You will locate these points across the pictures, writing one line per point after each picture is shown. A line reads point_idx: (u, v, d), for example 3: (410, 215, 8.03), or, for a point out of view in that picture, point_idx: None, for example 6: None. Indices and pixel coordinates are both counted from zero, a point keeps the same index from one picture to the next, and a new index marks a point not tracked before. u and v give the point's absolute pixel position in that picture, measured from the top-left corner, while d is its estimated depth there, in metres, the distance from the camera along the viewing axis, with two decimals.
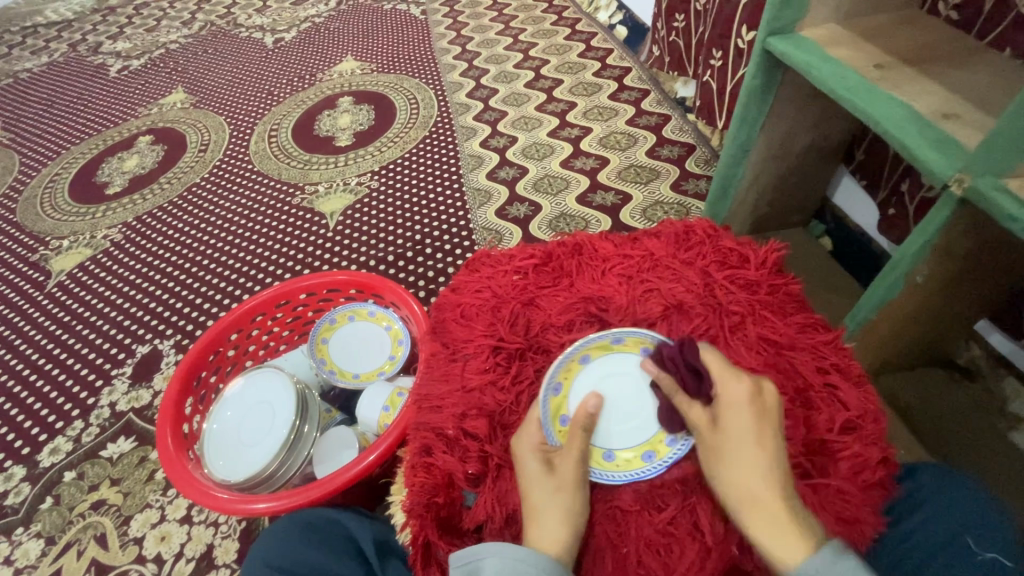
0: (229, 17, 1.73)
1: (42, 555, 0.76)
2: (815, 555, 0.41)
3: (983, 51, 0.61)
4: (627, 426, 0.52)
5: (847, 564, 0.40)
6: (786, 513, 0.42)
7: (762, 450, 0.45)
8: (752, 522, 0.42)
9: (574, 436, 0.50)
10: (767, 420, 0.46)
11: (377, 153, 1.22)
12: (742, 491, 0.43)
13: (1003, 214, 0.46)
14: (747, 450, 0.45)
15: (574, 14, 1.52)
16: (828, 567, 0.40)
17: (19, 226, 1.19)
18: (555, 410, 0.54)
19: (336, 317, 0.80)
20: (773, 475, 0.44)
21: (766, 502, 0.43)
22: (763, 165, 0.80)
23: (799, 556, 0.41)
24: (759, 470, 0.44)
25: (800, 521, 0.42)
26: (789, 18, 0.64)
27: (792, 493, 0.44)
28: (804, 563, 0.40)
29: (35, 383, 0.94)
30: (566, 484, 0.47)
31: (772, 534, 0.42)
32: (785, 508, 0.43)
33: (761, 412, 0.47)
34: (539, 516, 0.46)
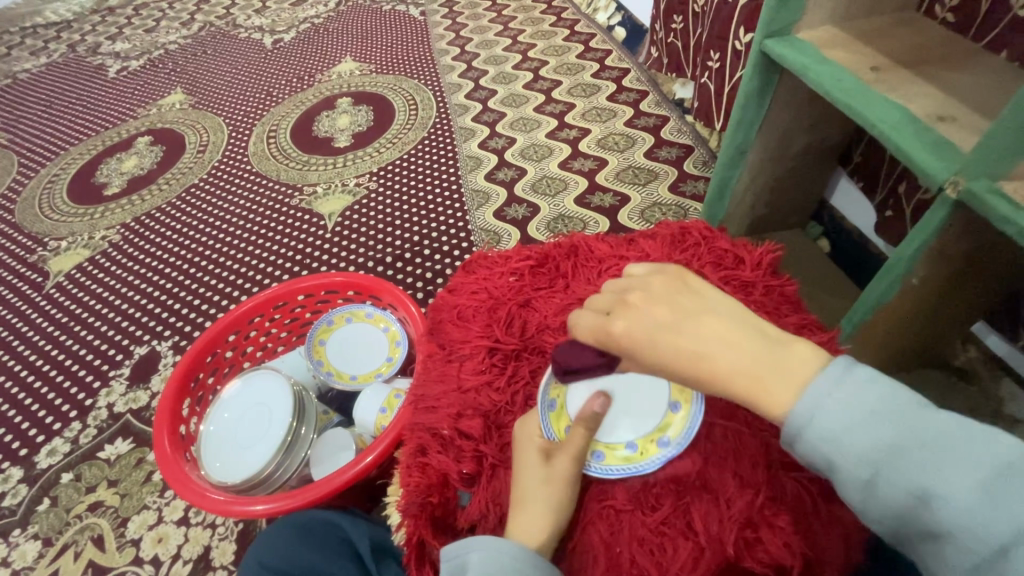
0: (228, 19, 1.73)
1: (39, 557, 0.76)
2: (810, 385, 0.37)
3: (980, 53, 0.61)
4: (644, 402, 0.52)
5: (849, 382, 0.37)
6: (764, 367, 0.38)
7: (693, 340, 0.40)
8: (751, 398, 0.38)
9: (575, 432, 0.48)
10: (670, 312, 0.42)
11: (375, 154, 1.22)
12: (715, 381, 0.39)
13: (998, 217, 0.46)
14: (680, 350, 0.40)
15: (573, 15, 1.52)
16: (827, 391, 0.36)
17: (18, 227, 1.19)
18: (614, 456, 0.50)
19: (333, 319, 0.80)
20: (723, 350, 0.39)
21: (742, 374, 0.38)
22: (760, 166, 0.80)
23: (800, 394, 0.37)
24: (709, 355, 0.39)
25: (778, 363, 0.38)
26: (785, 21, 0.64)
27: (750, 345, 0.39)
28: (805, 401, 0.37)
29: (33, 385, 0.94)
30: (557, 478, 0.47)
31: (767, 394, 0.38)
32: (759, 364, 0.38)
33: (657, 313, 0.42)
34: (525, 507, 0.46)
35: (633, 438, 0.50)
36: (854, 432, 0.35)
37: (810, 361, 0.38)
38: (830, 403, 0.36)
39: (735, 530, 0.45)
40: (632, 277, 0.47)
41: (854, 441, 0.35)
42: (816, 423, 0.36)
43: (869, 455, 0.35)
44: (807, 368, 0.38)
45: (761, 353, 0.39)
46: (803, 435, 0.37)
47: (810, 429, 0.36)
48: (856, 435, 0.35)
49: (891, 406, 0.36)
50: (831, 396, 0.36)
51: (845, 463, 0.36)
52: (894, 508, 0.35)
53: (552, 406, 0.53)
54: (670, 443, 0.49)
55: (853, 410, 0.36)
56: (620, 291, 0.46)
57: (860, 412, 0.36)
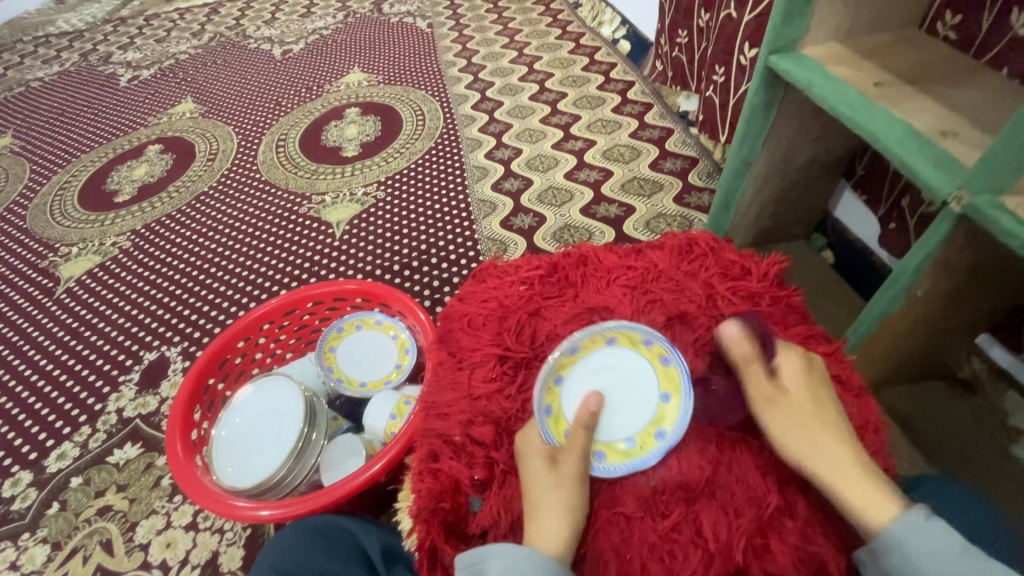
0: (238, 29, 1.76)
1: (48, 560, 0.76)
2: (905, 517, 0.42)
3: (982, 70, 0.63)
4: (635, 397, 0.55)
5: (931, 520, 0.42)
6: (865, 480, 0.45)
7: (822, 432, 0.47)
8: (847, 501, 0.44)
9: (574, 435, 0.51)
10: (824, 402, 0.50)
11: (383, 164, 1.23)
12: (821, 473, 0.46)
13: (1002, 231, 0.47)
14: (808, 432, 0.47)
15: (578, 29, 1.54)
16: (923, 525, 0.42)
17: (29, 233, 1.21)
18: (616, 453, 0.52)
19: (344, 326, 0.81)
20: (840, 453, 0.46)
21: (846, 475, 0.45)
22: (765, 179, 0.81)
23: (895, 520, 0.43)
24: (829, 450, 0.46)
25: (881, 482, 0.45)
26: (790, 37, 0.66)
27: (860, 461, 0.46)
28: (903, 524, 0.42)
29: (43, 389, 0.94)
30: (566, 478, 0.48)
31: (864, 503, 0.44)
32: (861, 475, 0.45)
33: (816, 391, 0.50)
34: (538, 509, 0.47)
35: (630, 434, 0.53)
36: (943, 564, 0.40)
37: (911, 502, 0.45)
38: (924, 536, 0.41)
39: (745, 538, 0.45)
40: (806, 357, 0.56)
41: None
42: (907, 546, 0.41)
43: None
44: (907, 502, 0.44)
45: (872, 470, 0.46)
46: (897, 549, 0.42)
47: (900, 550, 0.41)
48: (945, 566, 0.40)
49: (970, 551, 0.41)
50: (923, 529, 0.42)
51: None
52: None
53: (549, 411, 0.55)
54: (667, 432, 0.51)
55: (941, 545, 0.41)
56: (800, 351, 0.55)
57: (944, 547, 0.41)
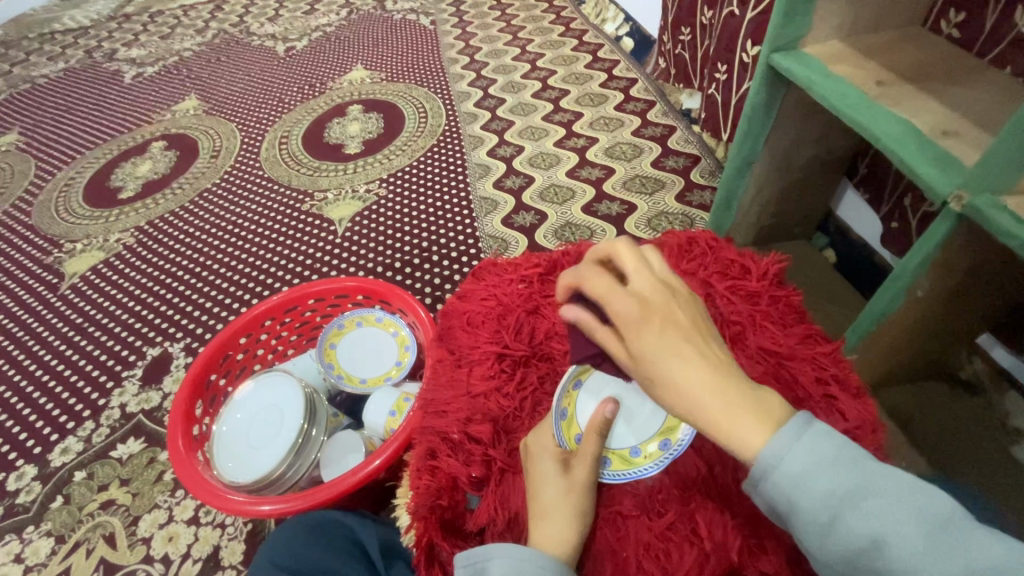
0: (242, 26, 1.76)
1: (51, 553, 0.77)
2: (781, 432, 0.36)
3: (985, 68, 0.62)
4: (648, 406, 0.53)
5: (807, 428, 0.37)
6: (745, 403, 0.37)
7: (689, 361, 0.37)
8: (720, 433, 0.37)
9: (588, 440, 0.49)
10: (672, 323, 0.39)
11: (385, 161, 1.24)
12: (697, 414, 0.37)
13: (1000, 231, 0.47)
14: (674, 365, 0.37)
15: (581, 26, 1.54)
16: (793, 442, 0.36)
17: (34, 229, 1.21)
18: (623, 461, 0.51)
19: (344, 323, 0.81)
20: (712, 384, 0.37)
21: (721, 406, 0.36)
22: (766, 178, 0.81)
23: (769, 437, 0.36)
24: (699, 379, 0.37)
25: (753, 401, 0.37)
26: (792, 35, 0.66)
27: (736, 378, 0.38)
28: (775, 445, 0.36)
29: (47, 384, 0.95)
30: (579, 486, 0.47)
31: (735, 435, 0.36)
32: (740, 400, 0.37)
33: (663, 315, 0.40)
34: (546, 514, 0.46)
35: (636, 443, 0.51)
36: (814, 481, 0.36)
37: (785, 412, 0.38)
38: (796, 453, 0.36)
39: (740, 537, 0.45)
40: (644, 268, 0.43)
41: (817, 490, 0.35)
42: (779, 469, 0.36)
43: (828, 503, 0.35)
44: (781, 415, 0.37)
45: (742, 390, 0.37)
46: (767, 477, 0.36)
47: (773, 476, 0.36)
48: (817, 480, 0.36)
49: (844, 455, 0.36)
50: (795, 447, 0.36)
51: (805, 506, 0.36)
52: (850, 552, 0.35)
53: (563, 415, 0.53)
54: (673, 444, 0.50)
55: (813, 457, 0.36)
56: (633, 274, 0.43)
57: (818, 458, 0.36)
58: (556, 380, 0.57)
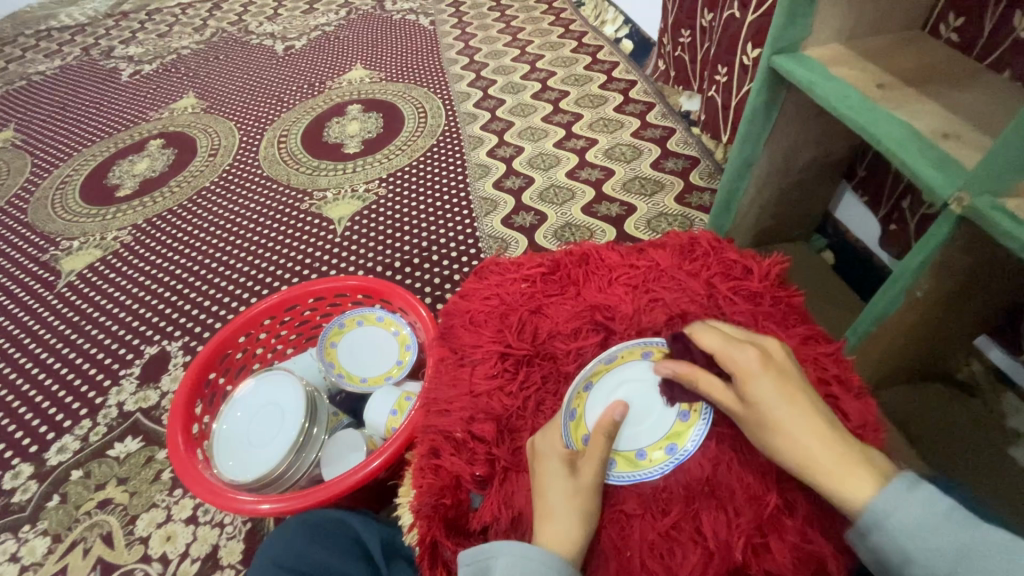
0: (240, 25, 1.76)
1: (48, 552, 0.76)
2: (886, 490, 0.43)
3: (984, 72, 0.63)
4: (656, 413, 0.53)
5: (916, 489, 0.42)
6: (844, 458, 0.44)
7: (800, 412, 0.46)
8: (827, 479, 0.44)
9: (595, 440, 0.49)
10: (785, 379, 0.48)
11: (384, 161, 1.23)
12: (806, 458, 0.44)
13: (1001, 232, 0.47)
14: (782, 405, 0.46)
15: (581, 27, 1.54)
16: (902, 499, 0.42)
17: (30, 226, 1.21)
18: (628, 463, 0.51)
19: (345, 322, 0.81)
20: (820, 436, 0.45)
21: (826, 454, 0.44)
22: (767, 179, 0.81)
23: (876, 493, 0.43)
24: (811, 432, 0.45)
25: (857, 460, 0.44)
26: (793, 38, 0.66)
27: (842, 438, 0.45)
28: (883, 500, 0.42)
29: (43, 382, 0.95)
30: (584, 487, 0.47)
31: (840, 482, 0.43)
32: (840, 454, 0.44)
33: (777, 370, 0.48)
34: (552, 516, 0.46)
35: (642, 446, 0.52)
36: (924, 535, 0.41)
37: (890, 473, 0.44)
38: (907, 508, 0.42)
39: (744, 537, 0.45)
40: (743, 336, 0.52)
41: (928, 544, 0.40)
42: (890, 522, 0.42)
43: (940, 556, 0.40)
44: (887, 476, 0.44)
45: (848, 447, 0.45)
46: (878, 526, 0.42)
47: (878, 529, 0.42)
48: (927, 535, 0.41)
49: (955, 515, 0.41)
50: (904, 503, 0.42)
51: (918, 560, 0.41)
52: None
53: (573, 415, 0.54)
54: (681, 448, 0.50)
55: (925, 513, 0.41)
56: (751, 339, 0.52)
57: (928, 515, 0.41)
58: (559, 381, 0.57)
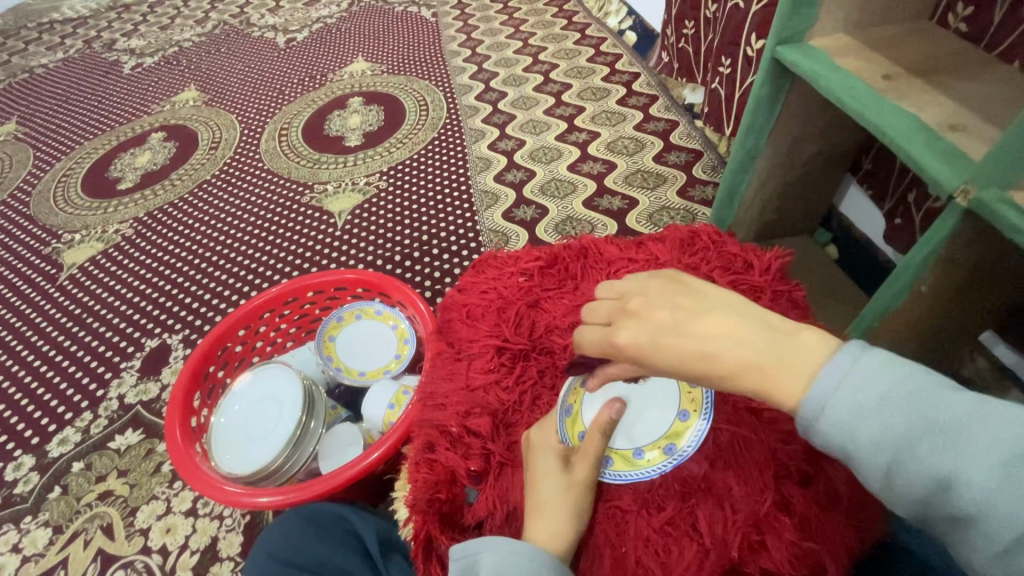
0: (243, 17, 1.75)
1: (49, 543, 0.77)
2: (821, 377, 0.36)
3: (993, 62, 0.62)
4: (656, 412, 0.52)
5: (858, 366, 0.35)
6: (773, 360, 0.37)
7: (705, 348, 0.38)
8: (761, 391, 0.37)
9: (590, 438, 0.48)
10: (675, 323, 0.40)
11: (385, 153, 1.23)
12: (739, 385, 0.38)
13: (1008, 225, 0.46)
14: (688, 357, 0.39)
15: (584, 19, 1.53)
16: (839, 381, 0.35)
17: (33, 219, 1.21)
18: (625, 461, 0.50)
19: (343, 315, 0.81)
20: (742, 355, 0.38)
21: (755, 370, 0.37)
22: (770, 172, 0.80)
23: (812, 383, 0.36)
24: (727, 351, 0.38)
25: (785, 353, 0.37)
26: (798, 27, 0.65)
27: (760, 336, 0.38)
28: (818, 392, 0.36)
29: (45, 375, 0.95)
30: (579, 484, 0.47)
31: (779, 388, 0.37)
32: (767, 359, 0.37)
33: (663, 320, 0.41)
34: (546, 512, 0.46)
35: (641, 445, 0.50)
36: (867, 421, 0.34)
37: (825, 349, 0.37)
38: (846, 393, 0.35)
39: (740, 534, 0.45)
40: (620, 295, 0.46)
41: (868, 430, 0.34)
42: (828, 415, 0.35)
43: (883, 443, 0.34)
44: (821, 354, 0.37)
45: (769, 343, 0.38)
46: (818, 423, 0.36)
47: (820, 422, 0.36)
48: (869, 422, 0.34)
49: (905, 388, 0.34)
50: (842, 389, 0.35)
51: (863, 449, 0.34)
52: (915, 496, 0.34)
53: (568, 412, 0.53)
54: (678, 449, 0.49)
55: (864, 397, 0.34)
56: (626, 297, 0.45)
57: (869, 398, 0.34)
58: (556, 375, 0.57)
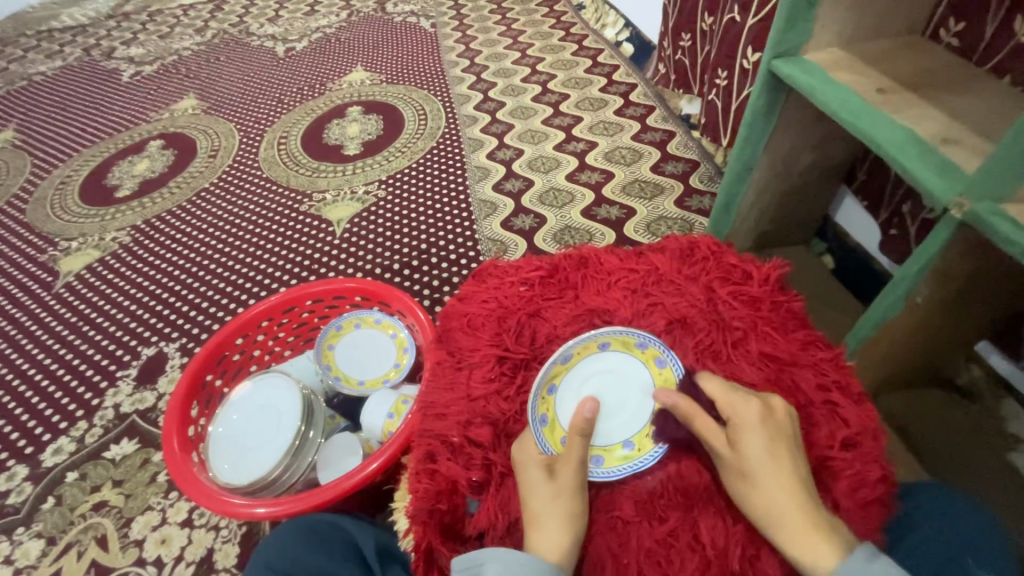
0: (242, 26, 1.76)
1: (42, 555, 0.76)
2: (850, 559, 0.41)
3: (984, 77, 0.63)
4: (629, 404, 0.56)
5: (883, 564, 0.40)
6: (816, 523, 0.43)
7: (778, 472, 0.45)
8: (787, 541, 0.43)
9: (572, 441, 0.50)
10: (774, 436, 0.46)
11: (384, 162, 1.23)
12: (774, 515, 0.44)
13: (1002, 238, 0.47)
14: (764, 465, 0.45)
15: (581, 30, 1.54)
16: (866, 572, 0.40)
17: (29, 227, 1.20)
18: (614, 457, 0.52)
19: (343, 324, 0.80)
20: (796, 500, 0.44)
21: (796, 521, 0.43)
22: (766, 183, 0.81)
23: (839, 564, 0.41)
24: (786, 492, 0.44)
25: (828, 528, 0.43)
26: (793, 42, 0.66)
27: (817, 506, 0.44)
28: (844, 570, 0.41)
29: (39, 383, 0.94)
30: (564, 490, 0.47)
31: (805, 547, 0.42)
32: (811, 520, 0.43)
33: (772, 428, 0.47)
34: (540, 521, 0.46)
35: (627, 437, 0.54)
36: None
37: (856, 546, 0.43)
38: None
39: (740, 545, 0.45)
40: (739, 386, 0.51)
41: None
42: None
43: None
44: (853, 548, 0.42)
45: (820, 516, 0.44)
46: None
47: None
48: None
49: None
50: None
51: None
52: None
53: (544, 421, 0.54)
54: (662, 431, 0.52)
55: None
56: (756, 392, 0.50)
57: None
58: None
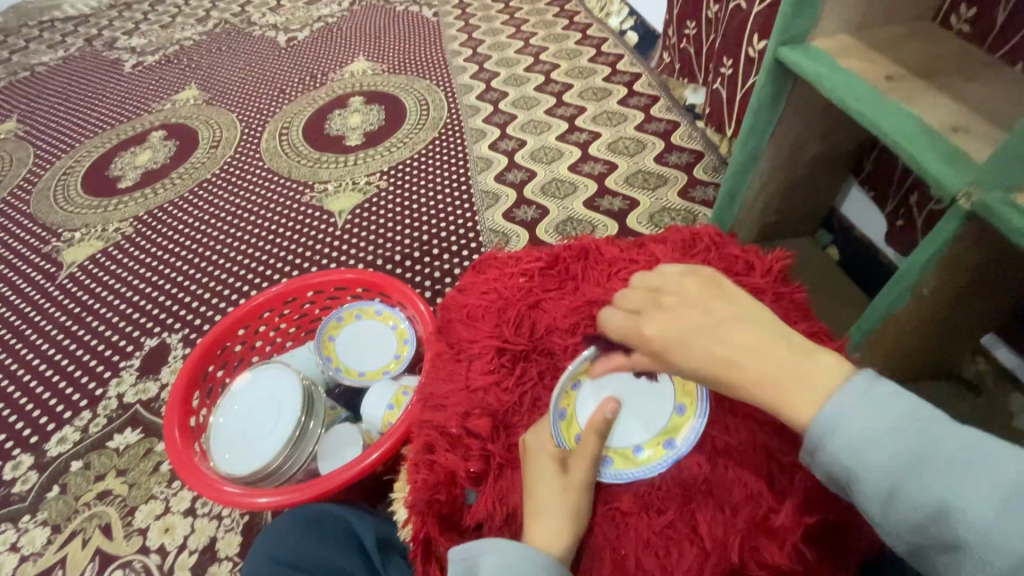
0: (244, 16, 1.75)
1: (47, 543, 0.77)
2: (835, 398, 0.38)
3: (995, 64, 0.62)
4: (650, 409, 0.53)
5: (870, 396, 0.37)
6: (787, 376, 0.40)
7: (714, 349, 0.42)
8: (775, 404, 0.40)
9: (587, 440, 0.49)
10: (692, 320, 0.44)
11: (386, 152, 1.23)
12: (749, 388, 0.41)
13: (1011, 228, 0.46)
14: (700, 353, 0.43)
15: (585, 19, 1.52)
16: (853, 404, 0.37)
17: (32, 218, 1.21)
18: (626, 460, 0.50)
19: (344, 315, 0.80)
20: (752, 360, 0.41)
21: (767, 382, 0.40)
22: (771, 173, 0.80)
23: (823, 406, 0.38)
24: (734, 359, 0.41)
25: (798, 370, 0.40)
26: (800, 28, 0.65)
27: (776, 349, 0.41)
28: (830, 413, 0.37)
29: (44, 374, 0.95)
30: (574, 485, 0.47)
31: (791, 402, 0.39)
32: (781, 373, 0.40)
33: (684, 316, 0.45)
34: (545, 514, 0.46)
35: (640, 442, 0.51)
36: (873, 447, 0.36)
37: (842, 370, 0.39)
38: (856, 415, 0.37)
39: (739, 535, 0.45)
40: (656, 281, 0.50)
41: (872, 453, 0.35)
42: (838, 434, 0.37)
43: (886, 467, 0.35)
44: (840, 375, 0.39)
45: (787, 361, 0.40)
46: (824, 446, 0.37)
47: (826, 444, 0.37)
48: (875, 448, 0.35)
49: (915, 421, 0.36)
50: (851, 410, 0.37)
51: (867, 476, 0.36)
52: (914, 520, 0.34)
53: (562, 415, 0.53)
54: (676, 444, 0.50)
55: (872, 425, 0.36)
56: (666, 283, 0.49)
57: (879, 424, 0.36)
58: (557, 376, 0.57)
